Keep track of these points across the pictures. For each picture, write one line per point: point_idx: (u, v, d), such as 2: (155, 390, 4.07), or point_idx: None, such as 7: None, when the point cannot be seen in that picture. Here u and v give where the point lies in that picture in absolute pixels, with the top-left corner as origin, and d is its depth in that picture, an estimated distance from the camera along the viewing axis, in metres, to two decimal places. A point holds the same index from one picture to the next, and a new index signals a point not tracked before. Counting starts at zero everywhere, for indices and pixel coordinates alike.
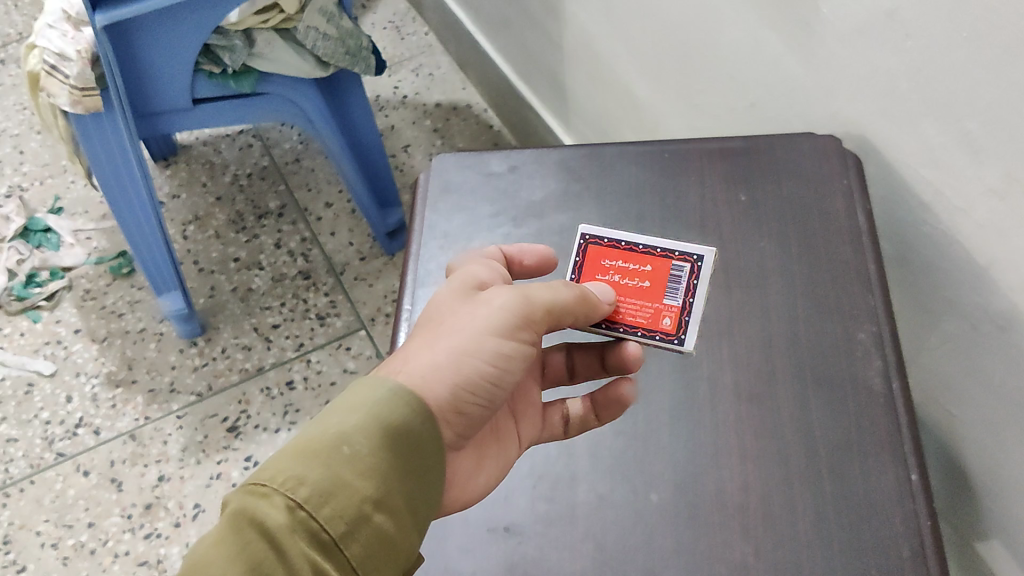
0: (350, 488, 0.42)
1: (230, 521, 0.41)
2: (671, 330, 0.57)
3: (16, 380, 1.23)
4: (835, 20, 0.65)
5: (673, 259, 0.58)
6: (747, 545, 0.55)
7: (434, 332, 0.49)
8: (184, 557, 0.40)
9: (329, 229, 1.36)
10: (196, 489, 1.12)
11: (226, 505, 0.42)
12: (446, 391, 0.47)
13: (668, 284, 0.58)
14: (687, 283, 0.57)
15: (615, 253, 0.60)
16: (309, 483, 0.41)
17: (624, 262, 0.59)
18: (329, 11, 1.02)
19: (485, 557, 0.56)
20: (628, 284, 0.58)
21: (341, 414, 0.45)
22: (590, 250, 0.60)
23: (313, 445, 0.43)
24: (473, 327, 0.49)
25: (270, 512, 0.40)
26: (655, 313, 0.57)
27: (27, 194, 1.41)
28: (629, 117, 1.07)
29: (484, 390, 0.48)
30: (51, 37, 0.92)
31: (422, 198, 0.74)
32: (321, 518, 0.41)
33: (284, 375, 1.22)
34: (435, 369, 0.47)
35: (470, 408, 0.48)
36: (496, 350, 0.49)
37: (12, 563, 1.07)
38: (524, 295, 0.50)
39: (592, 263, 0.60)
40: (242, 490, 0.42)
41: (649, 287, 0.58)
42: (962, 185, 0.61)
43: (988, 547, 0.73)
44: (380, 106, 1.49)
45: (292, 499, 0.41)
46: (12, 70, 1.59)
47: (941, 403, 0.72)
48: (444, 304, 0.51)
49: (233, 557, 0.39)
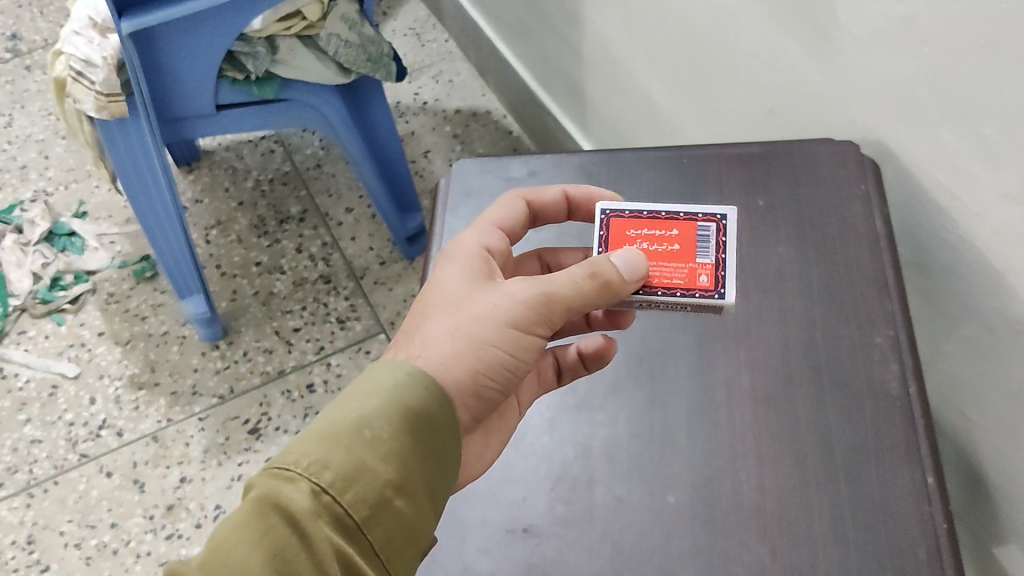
0: (372, 472, 0.43)
1: (255, 502, 0.41)
2: (709, 286, 0.55)
3: (41, 381, 1.25)
4: (854, 27, 0.66)
5: (698, 219, 0.58)
6: (764, 547, 0.55)
7: (452, 317, 0.50)
8: (208, 538, 0.42)
9: (350, 234, 1.38)
10: (217, 490, 1.14)
11: (250, 489, 0.43)
12: (466, 378, 0.48)
13: (698, 245, 0.57)
14: (717, 242, 0.57)
15: (640, 223, 0.58)
16: (332, 467, 0.42)
17: (647, 228, 0.58)
18: (350, 18, 1.03)
19: (504, 557, 0.56)
20: (657, 248, 0.57)
21: (361, 398, 0.45)
22: (613, 224, 0.58)
23: (337, 428, 0.44)
24: (494, 316, 0.49)
25: (294, 495, 0.41)
26: (685, 272, 0.56)
27: (52, 198, 1.44)
28: (647, 122, 1.07)
29: (502, 375, 0.50)
30: (77, 44, 0.94)
31: (443, 203, 0.74)
32: (344, 503, 0.42)
33: (304, 378, 1.24)
34: (454, 356, 0.48)
35: (488, 391, 0.49)
36: (516, 341, 0.49)
37: (36, 563, 1.09)
38: (545, 288, 0.50)
39: (619, 233, 0.58)
40: (266, 473, 0.42)
41: (679, 249, 0.56)
42: (979, 191, 0.61)
43: (1006, 553, 0.72)
44: (401, 112, 1.50)
45: (316, 483, 0.42)
46: (38, 76, 1.62)
47: (958, 408, 0.71)
48: (459, 287, 0.51)
49: (257, 539, 0.40)
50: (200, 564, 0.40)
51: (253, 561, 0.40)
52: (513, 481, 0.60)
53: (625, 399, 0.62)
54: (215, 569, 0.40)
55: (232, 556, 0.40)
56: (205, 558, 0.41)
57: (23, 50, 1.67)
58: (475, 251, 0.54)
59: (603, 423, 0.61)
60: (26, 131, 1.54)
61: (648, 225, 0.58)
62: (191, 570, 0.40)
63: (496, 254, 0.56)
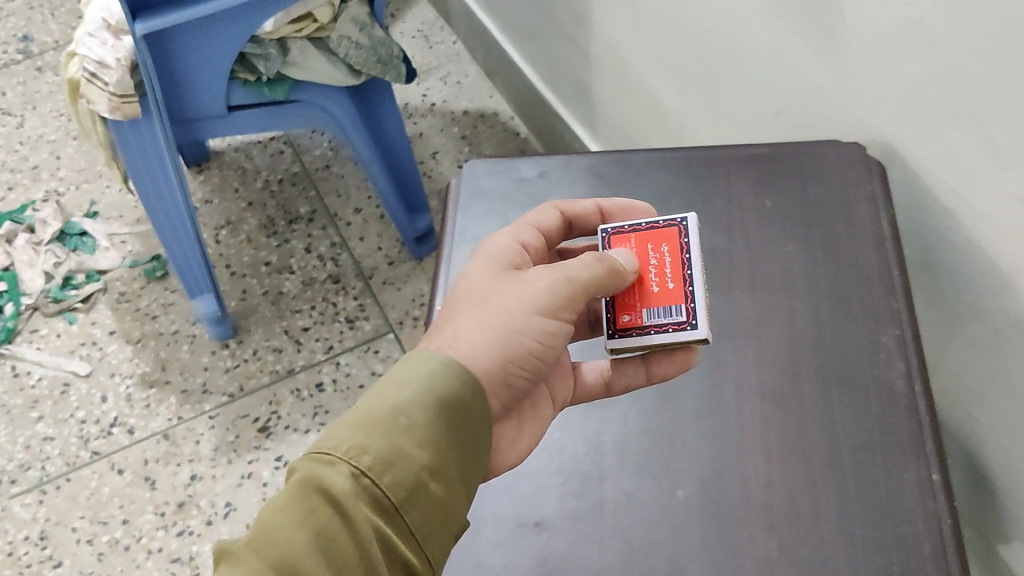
0: (408, 457, 0.44)
1: (297, 485, 0.43)
2: (619, 324, 0.57)
3: (52, 379, 1.26)
4: (861, 29, 0.67)
5: (690, 304, 0.56)
6: (772, 541, 0.56)
7: (480, 309, 0.51)
8: (254, 520, 0.43)
9: (358, 234, 1.39)
10: (227, 487, 1.15)
11: (292, 473, 0.44)
12: (496, 364, 0.49)
13: (660, 308, 0.56)
14: (666, 325, 0.56)
15: (677, 250, 0.58)
16: (371, 452, 0.44)
17: (668, 264, 0.57)
18: (361, 20, 1.05)
19: (516, 551, 0.57)
20: (649, 274, 0.58)
21: (396, 386, 0.47)
22: (671, 230, 0.59)
23: (374, 415, 0.45)
24: (520, 304, 0.51)
25: (335, 479, 0.42)
26: (627, 307, 0.57)
27: (64, 199, 1.46)
28: (654, 124, 1.08)
29: (530, 363, 0.51)
30: (91, 45, 0.96)
31: (453, 204, 0.75)
32: (383, 486, 0.43)
33: (314, 376, 1.25)
34: (484, 345, 0.49)
35: (517, 379, 0.50)
36: (543, 328, 0.51)
37: (48, 559, 1.10)
38: (565, 275, 0.52)
39: (658, 235, 0.59)
40: (307, 458, 0.44)
41: (653, 291, 0.57)
42: (985, 192, 0.61)
43: (1010, 551, 0.73)
44: (409, 114, 1.52)
45: (355, 467, 0.43)
46: (50, 77, 1.64)
47: (963, 407, 0.72)
48: (487, 279, 0.53)
49: (301, 521, 0.41)
50: (246, 543, 0.41)
51: (299, 542, 0.41)
52: (525, 477, 0.60)
53: (633, 398, 0.63)
54: (262, 548, 0.41)
55: (279, 535, 0.41)
56: (251, 538, 0.42)
57: (35, 51, 1.69)
58: (508, 245, 0.55)
59: (612, 420, 0.62)
60: (37, 131, 1.55)
61: (674, 260, 0.57)
62: (239, 549, 0.41)
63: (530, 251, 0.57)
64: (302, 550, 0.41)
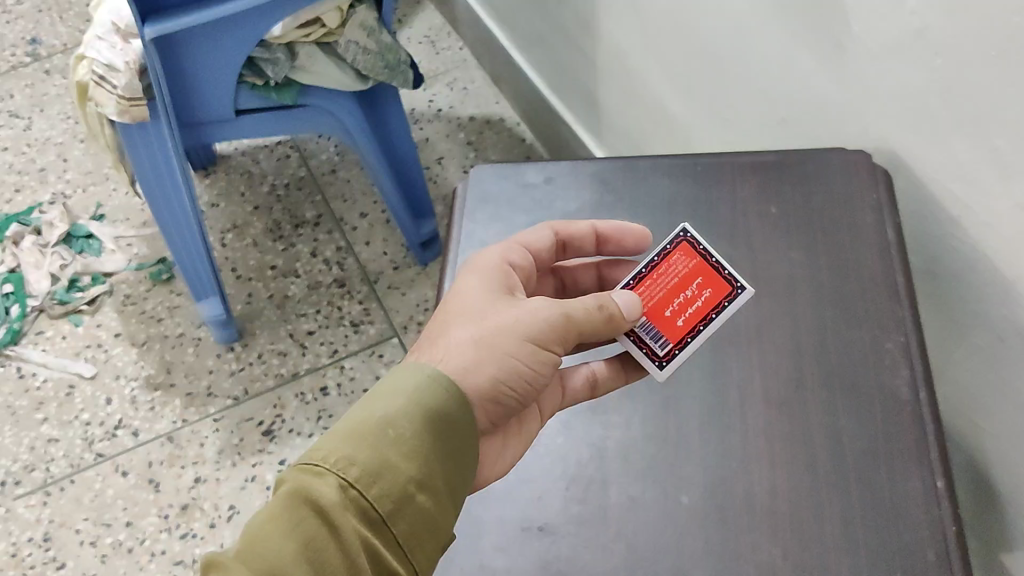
0: (396, 468, 0.45)
1: (285, 497, 0.43)
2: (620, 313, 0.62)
3: (58, 381, 1.27)
4: (867, 39, 0.67)
5: (677, 347, 0.61)
6: (776, 548, 0.56)
7: (475, 326, 0.52)
8: (243, 529, 0.43)
9: (364, 238, 1.39)
10: (230, 490, 1.15)
11: (280, 483, 0.44)
12: (486, 383, 0.50)
13: (655, 329, 0.61)
14: (650, 345, 0.61)
15: (712, 303, 0.62)
16: (359, 463, 0.44)
17: (695, 305, 0.62)
18: (369, 26, 1.05)
19: (519, 555, 0.58)
20: (675, 295, 0.62)
21: (386, 398, 0.47)
22: (725, 286, 0.62)
23: (362, 427, 0.45)
24: (515, 329, 0.52)
25: (323, 489, 0.43)
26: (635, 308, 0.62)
27: (70, 202, 1.46)
28: (659, 131, 1.08)
29: (520, 386, 0.52)
30: (100, 49, 0.97)
31: (460, 208, 0.76)
32: (370, 497, 0.43)
33: (318, 380, 1.25)
34: (476, 362, 0.50)
35: (505, 399, 0.51)
36: (534, 354, 0.52)
37: (52, 560, 1.11)
38: (564, 310, 0.53)
39: (715, 281, 0.63)
40: (296, 469, 0.44)
41: (665, 312, 0.62)
42: (990, 202, 0.62)
43: (1013, 559, 0.73)
44: (415, 119, 1.52)
45: (343, 478, 0.43)
46: (58, 80, 1.65)
47: (967, 415, 0.72)
48: (481, 297, 0.53)
49: (289, 531, 0.42)
50: (235, 553, 0.42)
51: (287, 552, 0.41)
52: (529, 481, 0.61)
53: (639, 403, 0.63)
54: (250, 558, 0.41)
55: (267, 546, 0.41)
56: (240, 548, 0.42)
57: (43, 54, 1.70)
58: (498, 263, 0.56)
59: (618, 426, 0.62)
60: (45, 134, 1.56)
61: (702, 306, 0.62)
62: (228, 559, 0.42)
63: (518, 269, 0.58)
64: (290, 560, 0.41)
